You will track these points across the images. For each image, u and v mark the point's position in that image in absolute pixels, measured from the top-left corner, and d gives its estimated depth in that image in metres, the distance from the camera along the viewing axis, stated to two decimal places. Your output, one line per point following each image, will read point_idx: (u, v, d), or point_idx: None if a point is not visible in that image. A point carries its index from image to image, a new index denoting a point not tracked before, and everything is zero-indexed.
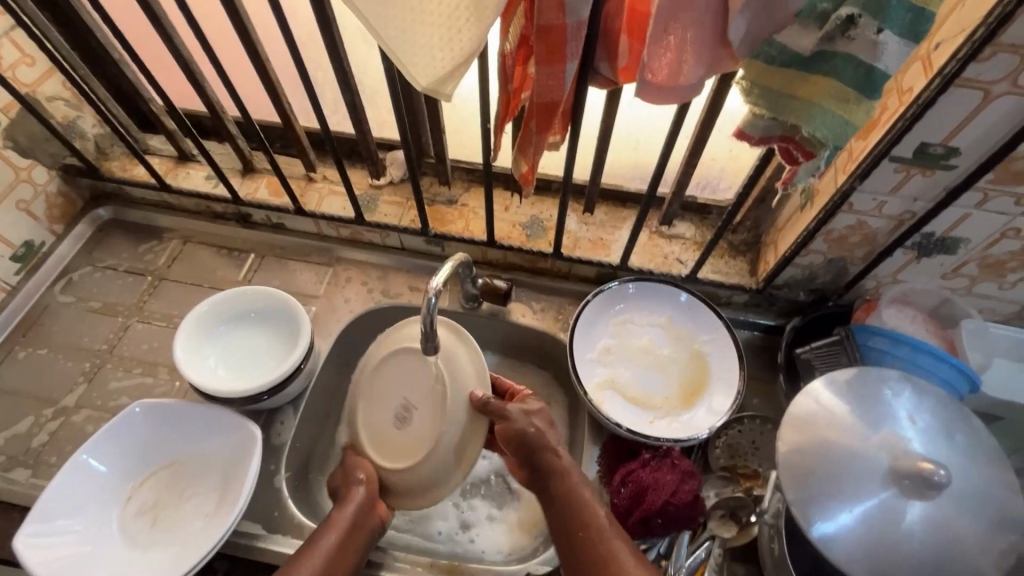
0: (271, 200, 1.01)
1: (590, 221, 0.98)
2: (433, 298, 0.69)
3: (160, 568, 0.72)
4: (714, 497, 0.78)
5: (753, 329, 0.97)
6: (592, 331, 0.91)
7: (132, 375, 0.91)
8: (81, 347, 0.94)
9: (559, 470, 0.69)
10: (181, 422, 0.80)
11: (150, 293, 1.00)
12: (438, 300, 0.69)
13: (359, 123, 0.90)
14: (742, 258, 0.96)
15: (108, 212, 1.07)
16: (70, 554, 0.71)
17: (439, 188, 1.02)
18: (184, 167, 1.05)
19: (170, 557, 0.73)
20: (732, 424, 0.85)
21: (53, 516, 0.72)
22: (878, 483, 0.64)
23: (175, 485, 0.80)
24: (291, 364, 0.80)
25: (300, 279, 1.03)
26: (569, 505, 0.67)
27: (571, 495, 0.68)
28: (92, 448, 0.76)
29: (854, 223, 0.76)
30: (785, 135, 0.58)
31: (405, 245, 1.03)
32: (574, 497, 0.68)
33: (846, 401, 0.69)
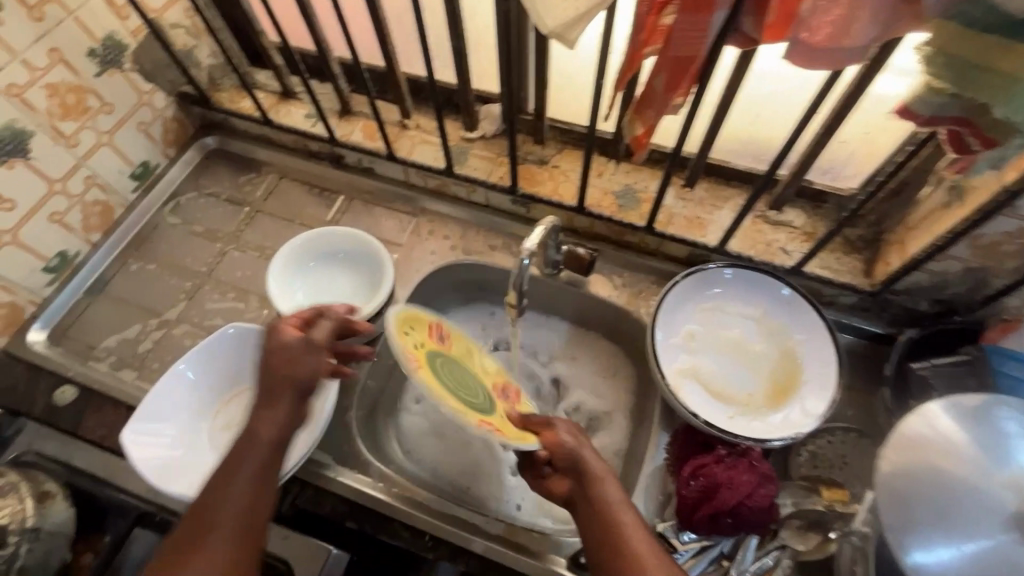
0: (365, 144, 1.02)
1: (688, 197, 0.92)
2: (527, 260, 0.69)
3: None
4: (790, 505, 0.72)
5: (855, 334, 0.88)
6: (677, 314, 0.86)
7: (227, 299, 0.97)
8: (184, 267, 1.00)
9: (596, 480, 0.62)
10: (267, 349, 0.85)
11: (246, 224, 1.04)
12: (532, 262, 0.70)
13: (461, 71, 0.87)
14: (856, 256, 0.87)
15: (215, 141, 1.12)
16: (166, 454, 0.76)
17: (532, 147, 0.98)
18: (286, 103, 1.07)
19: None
20: (821, 433, 0.79)
21: (153, 418, 0.78)
22: (997, 526, 0.57)
23: (258, 407, 0.85)
24: (375, 306, 0.82)
25: (384, 226, 1.04)
26: (601, 492, 0.61)
27: (598, 483, 0.62)
28: (191, 361, 0.82)
29: (1013, 230, 0.66)
30: (960, 118, 0.50)
31: (490, 203, 1.01)
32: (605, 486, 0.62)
33: (965, 428, 0.61)
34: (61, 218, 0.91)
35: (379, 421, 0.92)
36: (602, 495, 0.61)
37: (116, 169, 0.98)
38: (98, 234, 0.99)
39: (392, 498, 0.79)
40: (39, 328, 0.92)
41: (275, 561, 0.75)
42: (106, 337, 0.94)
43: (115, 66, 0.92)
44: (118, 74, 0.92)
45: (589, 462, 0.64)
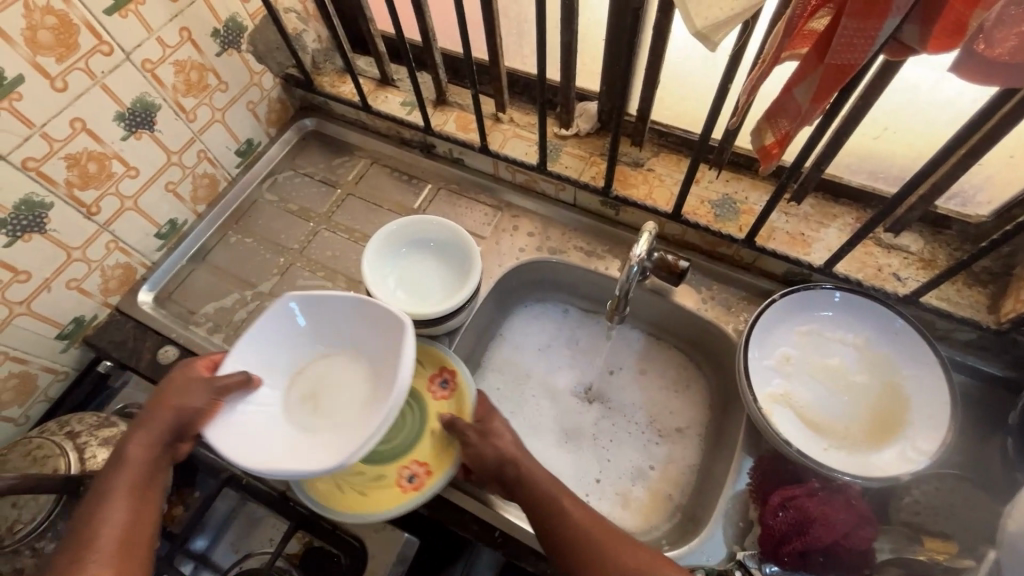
0: (458, 135, 1.03)
1: (792, 212, 0.88)
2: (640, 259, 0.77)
3: (331, 444, 0.75)
4: (888, 552, 0.68)
5: (970, 375, 0.81)
6: (772, 334, 0.82)
7: (316, 277, 1.00)
8: (278, 243, 1.04)
9: (550, 496, 0.69)
10: (332, 315, 0.84)
11: (337, 206, 1.07)
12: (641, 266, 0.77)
13: (566, 67, 0.86)
14: (980, 290, 0.80)
15: (313, 123, 1.16)
16: (248, 435, 0.75)
17: (627, 149, 0.96)
18: (383, 90, 1.09)
19: (337, 436, 0.76)
20: (926, 479, 0.73)
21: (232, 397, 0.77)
22: None
23: (329, 377, 0.85)
24: (462, 298, 0.82)
25: (469, 217, 1.04)
26: (559, 510, 0.67)
27: (554, 502, 0.68)
28: (259, 327, 0.81)
29: None
30: None
31: (578, 203, 1.00)
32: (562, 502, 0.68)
33: None
34: (174, 187, 0.97)
35: None
36: (563, 510, 0.67)
37: (224, 144, 1.03)
38: (203, 205, 1.04)
39: (461, 487, 0.79)
40: (147, 290, 0.98)
41: (354, 539, 0.78)
42: (205, 303, 0.99)
43: (233, 46, 0.96)
44: (235, 54, 0.97)
45: (530, 471, 0.71)
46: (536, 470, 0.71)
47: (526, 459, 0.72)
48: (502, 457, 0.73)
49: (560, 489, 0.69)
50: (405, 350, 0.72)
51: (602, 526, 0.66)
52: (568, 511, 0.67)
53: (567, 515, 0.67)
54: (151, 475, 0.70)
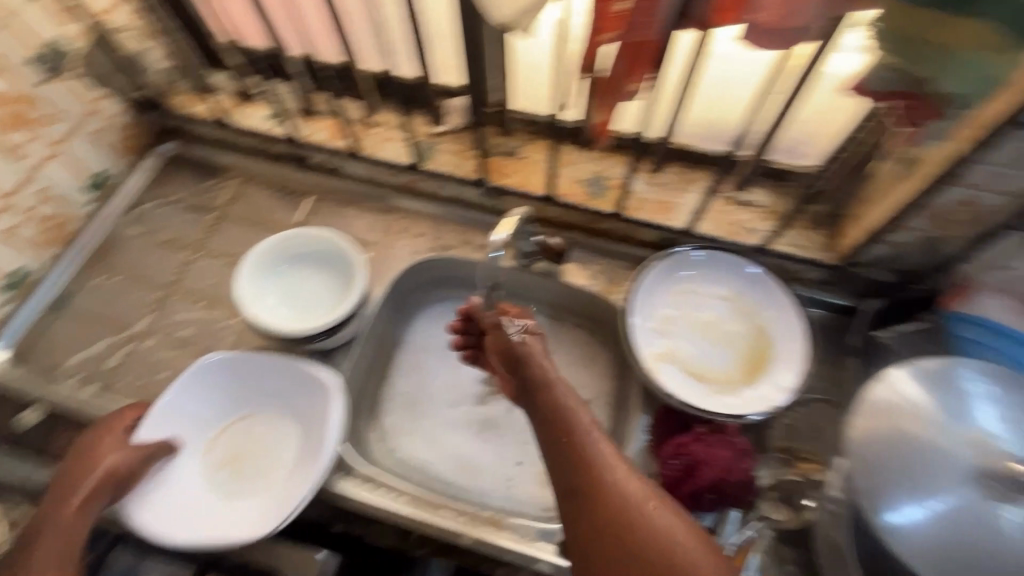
0: (330, 143, 1.01)
1: (656, 182, 0.93)
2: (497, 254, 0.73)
3: (259, 509, 0.76)
4: (769, 478, 0.76)
5: (822, 309, 0.90)
6: (650, 298, 0.87)
7: (196, 308, 0.94)
8: (150, 278, 0.97)
9: (580, 431, 0.64)
10: (254, 371, 0.83)
11: (212, 231, 1.02)
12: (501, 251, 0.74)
13: (422, 64, 0.86)
14: (820, 232, 0.89)
15: (174, 147, 1.09)
16: (167, 504, 0.75)
17: (498, 139, 0.98)
18: (246, 105, 1.05)
19: (264, 499, 0.77)
20: (794, 406, 0.81)
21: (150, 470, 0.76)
22: (957, 480, 0.60)
23: (257, 437, 0.84)
24: (348, 308, 0.81)
25: (355, 225, 1.03)
26: (580, 434, 0.63)
27: (576, 433, 0.63)
28: (181, 388, 0.80)
29: (964, 198, 0.68)
30: None
31: (461, 197, 1.01)
32: (581, 434, 0.63)
33: (931, 393, 0.64)
34: (14, 234, 0.88)
35: (361, 420, 0.91)
36: (584, 441, 0.63)
37: (70, 180, 0.94)
38: (57, 249, 0.96)
39: (376, 497, 0.78)
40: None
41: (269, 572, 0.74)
42: (71, 354, 0.90)
43: (60, 73, 0.88)
44: (64, 82, 0.89)
45: (557, 391, 0.68)
46: (567, 398, 0.68)
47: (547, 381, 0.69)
48: (537, 378, 0.70)
49: (577, 413, 0.66)
50: (333, 417, 0.78)
51: (613, 460, 0.62)
52: (594, 455, 0.62)
53: (586, 438, 0.63)
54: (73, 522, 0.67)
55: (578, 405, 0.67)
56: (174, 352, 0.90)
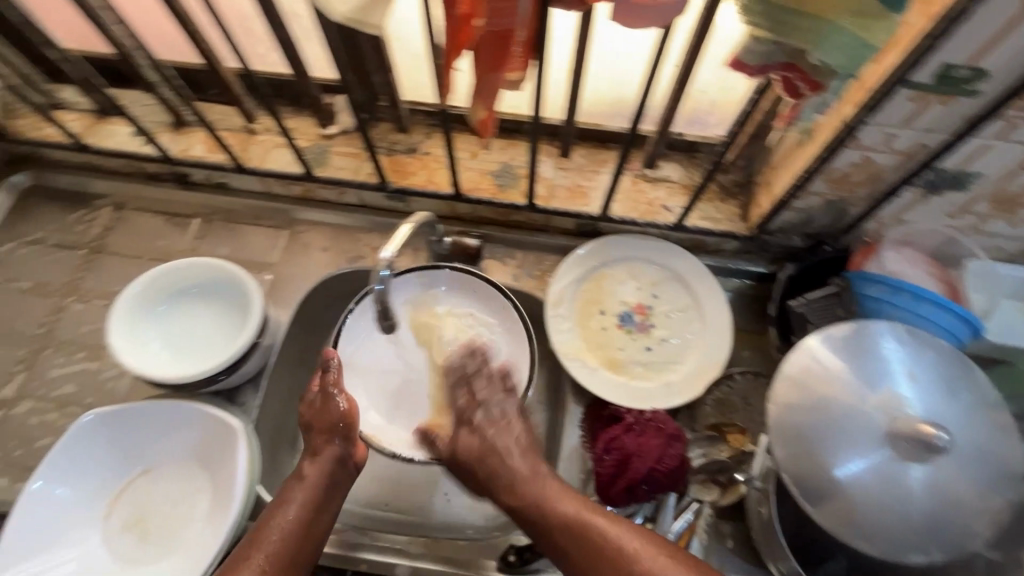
0: (209, 158, 0.91)
1: (567, 166, 0.90)
2: (386, 273, 0.66)
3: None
4: (700, 455, 0.74)
5: (743, 278, 0.90)
6: (569, 288, 0.87)
7: (76, 361, 0.83)
8: (16, 333, 0.85)
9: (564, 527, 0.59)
10: (144, 420, 0.71)
11: (85, 269, 0.90)
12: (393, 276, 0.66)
13: (294, 62, 0.77)
14: (733, 201, 0.88)
15: (28, 178, 0.96)
16: None
17: (397, 136, 0.91)
18: (105, 124, 0.92)
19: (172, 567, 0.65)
20: (723, 380, 0.81)
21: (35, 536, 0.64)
22: (873, 443, 0.60)
23: (160, 494, 0.71)
24: (245, 342, 0.74)
25: (253, 244, 0.94)
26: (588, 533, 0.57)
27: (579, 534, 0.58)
28: (58, 453, 0.67)
29: (859, 160, 0.68)
30: (787, 62, 0.49)
31: (365, 202, 0.94)
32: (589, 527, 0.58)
33: (842, 358, 0.64)
34: None
35: (282, 457, 0.84)
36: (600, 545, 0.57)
37: None
38: None
39: None
40: None
41: None
42: None
43: None
44: None
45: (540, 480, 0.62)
46: (568, 504, 0.60)
47: (538, 492, 0.61)
48: (515, 480, 0.62)
49: (593, 521, 0.58)
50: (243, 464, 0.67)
51: (628, 536, 0.57)
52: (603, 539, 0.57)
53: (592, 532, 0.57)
54: (324, 506, 0.65)
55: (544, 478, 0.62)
56: (54, 414, 0.79)
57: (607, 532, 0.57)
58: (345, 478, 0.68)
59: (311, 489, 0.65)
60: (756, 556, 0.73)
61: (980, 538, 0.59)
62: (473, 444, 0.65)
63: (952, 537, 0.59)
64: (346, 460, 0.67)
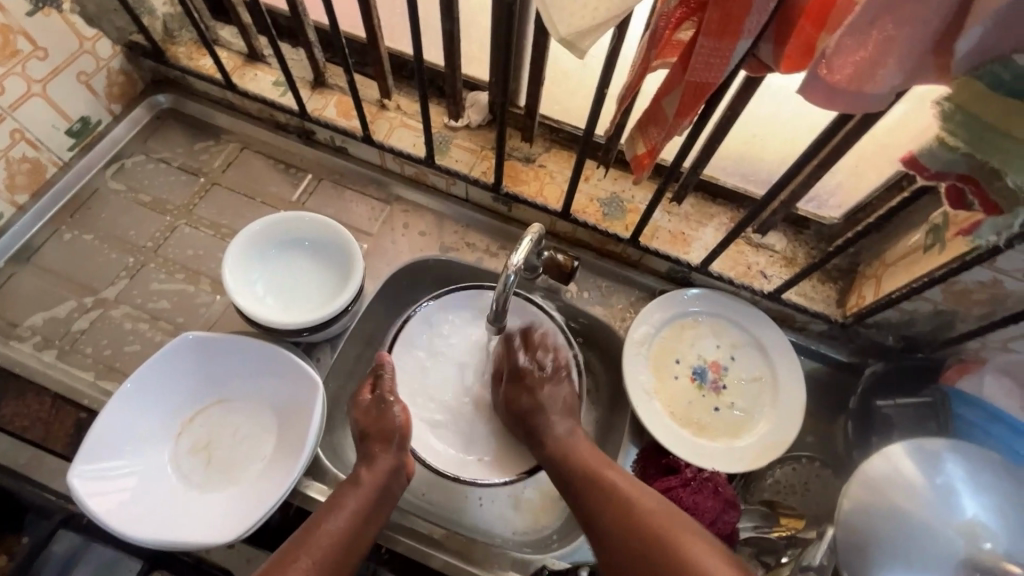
0: (339, 122, 0.94)
1: (674, 212, 0.91)
2: (512, 277, 0.67)
3: (224, 510, 0.67)
4: (749, 530, 0.74)
5: (821, 361, 0.90)
6: (652, 329, 0.87)
7: (174, 281, 0.87)
8: (127, 241, 0.90)
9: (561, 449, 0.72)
10: (231, 355, 0.74)
11: (200, 197, 0.95)
12: (515, 278, 0.68)
13: (451, 54, 0.81)
14: (831, 285, 0.88)
15: (168, 100, 1.02)
16: (125, 492, 0.66)
17: (518, 143, 0.94)
18: (252, 68, 0.98)
19: (232, 498, 0.68)
20: (787, 461, 0.81)
21: (113, 441, 0.67)
22: (947, 567, 0.58)
23: (230, 426, 0.75)
24: (340, 305, 0.76)
25: (354, 212, 0.97)
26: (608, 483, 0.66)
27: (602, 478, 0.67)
28: (154, 364, 0.70)
29: (987, 280, 0.67)
30: (965, 175, 0.49)
31: (471, 197, 0.96)
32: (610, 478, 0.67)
33: (925, 472, 0.62)
34: None
35: (336, 420, 0.86)
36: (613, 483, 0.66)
37: (49, 123, 0.86)
38: (25, 196, 0.87)
39: None
40: None
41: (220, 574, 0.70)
42: (30, 313, 0.83)
43: (51, 4, 0.79)
44: (55, 14, 0.80)
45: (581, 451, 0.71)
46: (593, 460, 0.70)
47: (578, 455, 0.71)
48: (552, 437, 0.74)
49: (605, 475, 0.67)
50: (315, 420, 0.69)
51: (645, 501, 0.63)
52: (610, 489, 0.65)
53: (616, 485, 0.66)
54: (374, 516, 0.65)
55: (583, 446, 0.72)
56: (146, 326, 0.83)
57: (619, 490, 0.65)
58: (396, 490, 0.69)
59: (364, 497, 0.65)
60: None
61: None
62: (525, 399, 0.76)
63: None
64: (399, 471, 0.69)
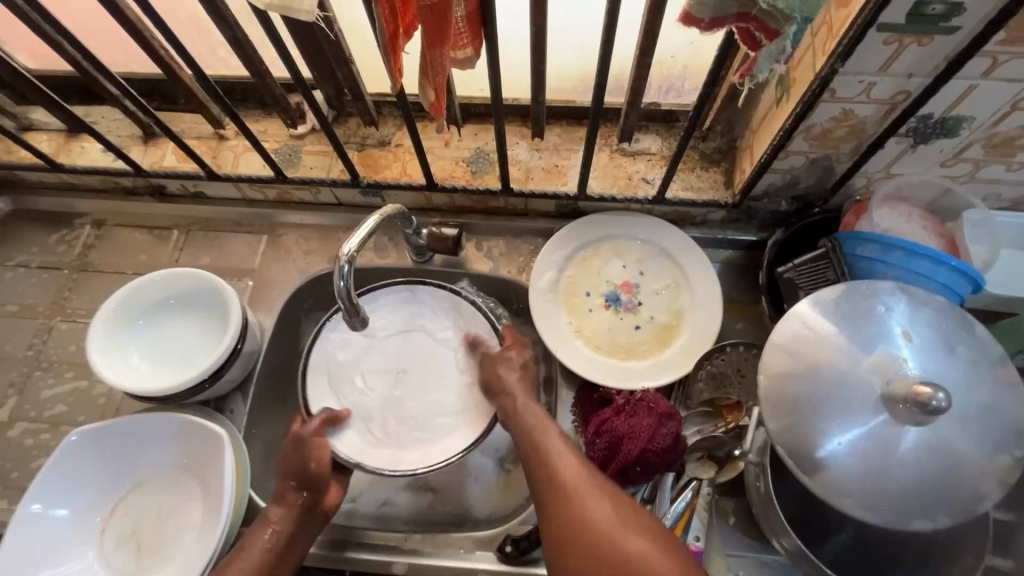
0: (180, 168, 0.90)
1: (542, 147, 0.87)
2: (346, 269, 0.62)
3: None
4: (695, 434, 0.74)
5: (732, 247, 0.88)
6: (555, 272, 0.84)
7: (65, 381, 0.83)
8: (6, 358, 0.85)
9: (530, 427, 0.64)
10: (129, 438, 0.71)
11: (69, 289, 0.90)
12: (352, 267, 0.62)
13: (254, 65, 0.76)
14: (716, 168, 0.85)
15: (7, 203, 0.96)
16: None
17: (367, 130, 0.89)
18: (77, 141, 0.92)
19: None
20: (715, 352, 0.78)
21: (27, 562, 0.64)
22: (867, 409, 0.57)
23: (153, 506, 0.72)
24: (222, 351, 0.73)
25: (232, 252, 0.93)
26: (564, 471, 0.59)
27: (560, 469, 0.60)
28: (47, 475, 0.67)
29: (839, 114, 0.65)
30: (742, 13, 0.46)
31: (342, 200, 0.92)
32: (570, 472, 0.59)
33: (833, 323, 0.60)
34: None
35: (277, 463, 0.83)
36: (566, 471, 0.59)
37: None
38: None
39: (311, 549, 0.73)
40: None
41: None
42: None
43: None
44: None
45: (551, 453, 0.61)
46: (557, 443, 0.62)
47: (559, 451, 0.61)
48: (529, 434, 0.64)
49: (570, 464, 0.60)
50: (228, 473, 0.66)
51: (620, 512, 0.56)
52: (582, 496, 0.57)
53: (581, 482, 0.58)
54: (289, 550, 0.63)
55: (567, 451, 0.61)
56: (47, 435, 0.80)
57: (604, 512, 0.56)
58: (315, 523, 0.66)
59: (273, 533, 0.63)
60: (759, 531, 0.72)
61: (988, 499, 0.56)
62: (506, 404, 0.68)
63: (959, 496, 0.56)
64: (313, 502, 0.65)
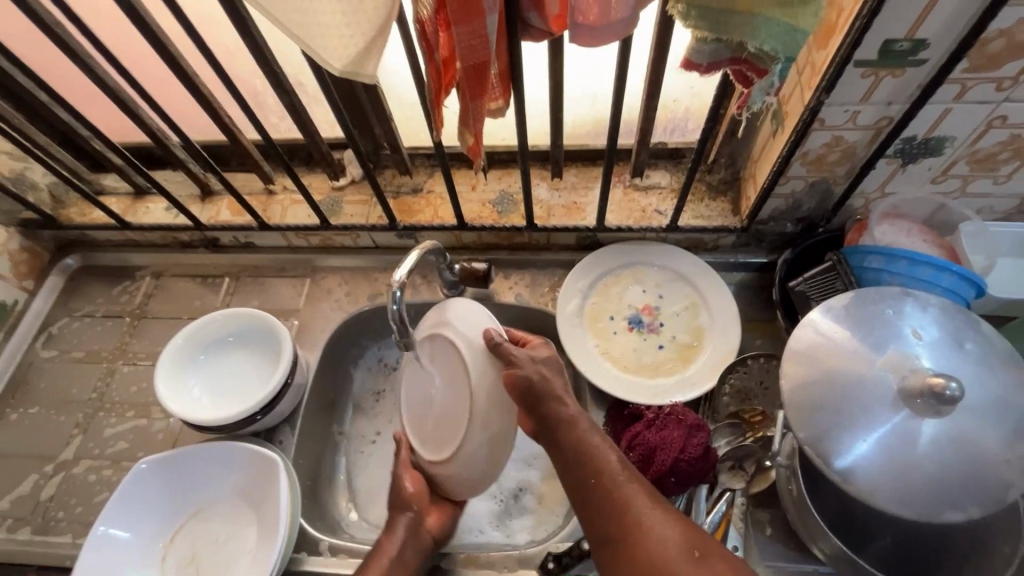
0: (234, 221, 0.99)
1: (561, 186, 0.95)
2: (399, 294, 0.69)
3: None
4: (725, 446, 0.76)
5: (744, 269, 0.94)
6: (579, 298, 0.90)
7: (126, 419, 0.89)
8: (72, 400, 0.92)
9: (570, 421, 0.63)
10: (190, 466, 0.75)
11: (130, 334, 0.98)
12: (402, 293, 0.69)
13: (306, 127, 0.87)
14: (723, 198, 0.92)
15: (77, 259, 1.06)
16: None
17: (402, 179, 0.99)
18: (142, 202, 1.03)
19: None
20: (736, 366, 0.83)
21: None
22: (888, 406, 0.60)
23: (210, 532, 0.75)
24: (276, 382, 0.78)
25: (278, 295, 1.01)
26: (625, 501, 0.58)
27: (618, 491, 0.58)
28: (117, 502, 0.72)
29: (831, 140, 0.72)
30: (734, 57, 0.54)
31: (378, 243, 1.00)
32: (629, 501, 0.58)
33: (847, 328, 0.64)
34: None
35: (323, 493, 0.87)
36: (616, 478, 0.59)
37: None
38: None
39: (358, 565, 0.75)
40: None
41: None
42: None
43: None
44: None
45: (597, 454, 0.61)
46: (636, 496, 0.58)
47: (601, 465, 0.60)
48: (572, 437, 0.62)
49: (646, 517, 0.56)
50: (285, 496, 0.70)
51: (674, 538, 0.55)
52: (638, 515, 0.57)
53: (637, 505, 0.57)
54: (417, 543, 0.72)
55: (601, 447, 0.62)
56: (110, 471, 0.85)
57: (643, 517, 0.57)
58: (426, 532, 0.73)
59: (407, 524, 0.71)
60: (797, 540, 0.73)
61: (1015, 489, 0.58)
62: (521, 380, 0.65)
63: (986, 487, 0.58)
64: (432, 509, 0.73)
